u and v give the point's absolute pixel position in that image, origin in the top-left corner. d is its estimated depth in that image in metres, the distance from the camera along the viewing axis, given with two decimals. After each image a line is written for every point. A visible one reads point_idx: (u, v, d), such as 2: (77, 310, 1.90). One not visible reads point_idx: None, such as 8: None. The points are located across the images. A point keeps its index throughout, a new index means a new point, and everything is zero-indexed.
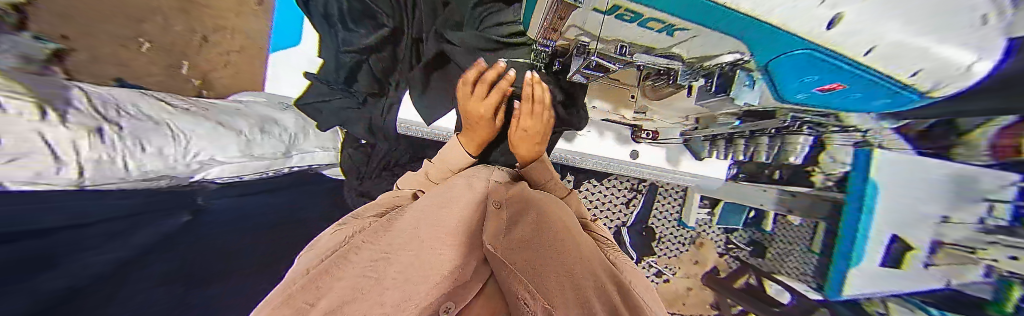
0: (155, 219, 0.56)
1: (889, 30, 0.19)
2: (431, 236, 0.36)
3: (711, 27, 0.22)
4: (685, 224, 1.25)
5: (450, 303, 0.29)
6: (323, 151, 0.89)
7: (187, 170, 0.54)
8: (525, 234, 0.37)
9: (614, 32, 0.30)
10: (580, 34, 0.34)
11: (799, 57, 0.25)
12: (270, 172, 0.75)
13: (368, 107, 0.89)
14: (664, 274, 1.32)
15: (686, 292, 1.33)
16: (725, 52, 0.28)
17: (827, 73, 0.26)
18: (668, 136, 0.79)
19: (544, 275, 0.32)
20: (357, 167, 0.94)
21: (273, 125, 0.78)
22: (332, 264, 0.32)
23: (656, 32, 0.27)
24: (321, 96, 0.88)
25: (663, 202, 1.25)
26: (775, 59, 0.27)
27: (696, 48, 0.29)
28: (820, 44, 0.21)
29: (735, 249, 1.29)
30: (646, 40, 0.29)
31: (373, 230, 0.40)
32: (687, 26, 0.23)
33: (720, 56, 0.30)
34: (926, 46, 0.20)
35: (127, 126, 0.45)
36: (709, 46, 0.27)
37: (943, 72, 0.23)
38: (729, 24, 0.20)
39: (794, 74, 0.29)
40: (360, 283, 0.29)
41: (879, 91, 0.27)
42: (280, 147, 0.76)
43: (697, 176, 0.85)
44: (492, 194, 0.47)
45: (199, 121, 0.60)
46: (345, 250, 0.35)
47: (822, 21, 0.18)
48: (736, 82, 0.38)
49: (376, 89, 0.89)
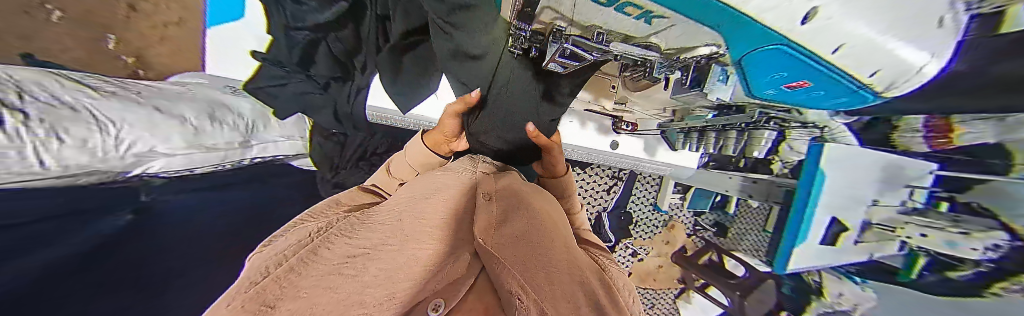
0: (78, 222, 0.43)
1: (854, 32, 0.19)
2: (399, 237, 0.30)
3: (690, 16, 0.21)
4: (659, 209, 1.34)
5: (440, 299, 0.20)
6: (287, 141, 0.82)
7: (121, 165, 0.48)
8: (517, 231, 0.34)
9: (591, 15, 0.29)
10: (554, 19, 0.32)
11: (766, 54, 0.25)
12: (226, 165, 0.68)
13: (331, 94, 0.83)
14: (638, 254, 1.42)
15: (657, 268, 1.44)
16: (703, 44, 0.29)
17: (793, 70, 0.27)
18: (646, 127, 0.80)
19: (535, 269, 0.27)
20: (329, 158, 0.88)
21: (225, 111, 0.69)
22: (297, 263, 0.24)
23: (633, 19, 0.26)
24: (277, 80, 0.81)
25: (641, 187, 1.32)
26: (745, 56, 0.27)
27: (673, 37, 0.30)
28: (790, 42, 0.21)
29: (701, 230, 1.38)
30: (626, 26, 0.29)
31: (347, 225, 0.35)
32: (664, 14, 0.22)
33: (696, 48, 0.31)
34: (887, 45, 0.21)
35: (32, 112, 0.36)
36: (687, 36, 0.28)
37: (897, 74, 0.25)
38: (706, 12, 0.20)
39: (763, 71, 0.30)
40: (331, 282, 0.21)
41: (841, 90, 0.29)
42: (235, 135, 0.68)
43: (669, 165, 0.90)
44: (481, 187, 0.47)
45: (128, 105, 0.51)
46: (312, 248, 0.28)
47: (795, 18, 0.18)
48: (709, 77, 0.40)
49: (340, 74, 0.81)
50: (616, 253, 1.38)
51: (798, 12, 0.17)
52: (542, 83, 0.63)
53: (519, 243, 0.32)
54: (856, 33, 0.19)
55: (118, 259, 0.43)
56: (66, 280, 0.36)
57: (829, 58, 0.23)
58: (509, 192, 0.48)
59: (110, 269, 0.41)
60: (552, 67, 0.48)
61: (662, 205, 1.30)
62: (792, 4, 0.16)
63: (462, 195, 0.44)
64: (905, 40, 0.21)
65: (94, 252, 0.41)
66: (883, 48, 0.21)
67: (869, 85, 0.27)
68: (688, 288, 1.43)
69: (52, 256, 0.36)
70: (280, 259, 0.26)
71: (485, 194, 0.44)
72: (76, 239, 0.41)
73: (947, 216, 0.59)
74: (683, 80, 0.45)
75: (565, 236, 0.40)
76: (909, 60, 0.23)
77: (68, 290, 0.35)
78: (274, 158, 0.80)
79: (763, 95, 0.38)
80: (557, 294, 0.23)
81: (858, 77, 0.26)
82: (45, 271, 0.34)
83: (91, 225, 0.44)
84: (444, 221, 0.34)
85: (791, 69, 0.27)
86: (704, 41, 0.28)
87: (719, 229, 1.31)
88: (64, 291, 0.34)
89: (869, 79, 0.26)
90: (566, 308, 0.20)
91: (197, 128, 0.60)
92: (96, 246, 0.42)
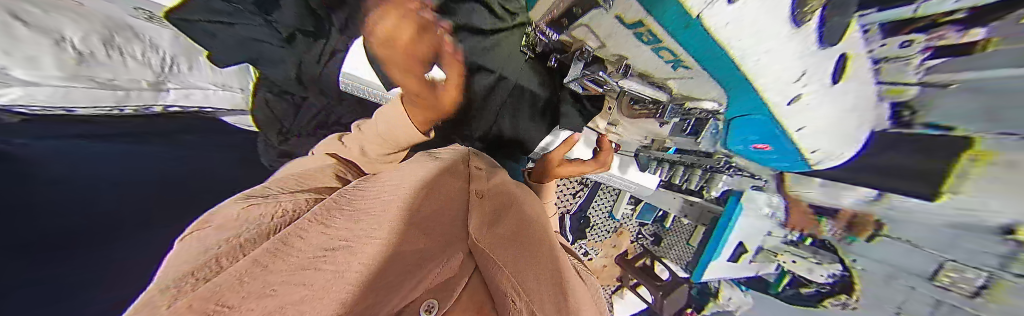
0: None
1: (815, 116, 0.31)
2: (401, 213, 0.29)
3: (709, 73, 0.33)
4: (613, 216, 1.49)
5: (434, 299, 0.20)
6: (221, 91, 0.67)
7: None
8: (508, 233, 0.35)
9: (621, 48, 0.39)
10: (586, 36, 0.42)
11: (751, 120, 0.38)
12: (129, 109, 0.52)
13: (296, 48, 0.67)
14: (589, 254, 1.56)
15: (602, 268, 1.60)
16: (708, 98, 0.40)
17: (765, 135, 0.40)
18: (626, 148, 0.89)
19: (524, 275, 0.28)
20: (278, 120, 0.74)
21: (131, 38, 0.53)
22: (267, 253, 0.20)
23: (663, 62, 0.37)
24: (217, 17, 0.59)
25: (602, 196, 1.44)
26: (737, 117, 0.39)
27: (687, 85, 0.40)
28: (775, 112, 0.33)
29: (641, 238, 1.57)
30: (647, 65, 0.40)
31: (326, 208, 0.30)
32: (691, 65, 0.33)
33: (702, 104, 0.42)
34: (828, 131, 0.33)
35: None
36: (695, 88, 0.39)
37: (828, 155, 0.38)
38: (726, 74, 0.32)
39: (744, 133, 0.43)
40: (306, 279, 0.17)
41: (789, 157, 0.43)
42: (145, 74, 0.55)
43: (636, 184, 0.99)
44: (474, 181, 0.45)
45: None
46: (280, 234, 0.24)
47: (784, 93, 0.29)
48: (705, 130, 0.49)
49: (310, 28, 0.66)
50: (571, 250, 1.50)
51: (787, 87, 0.29)
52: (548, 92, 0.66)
53: (509, 247, 0.32)
54: (818, 116, 0.31)
55: None
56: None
57: (794, 131, 0.36)
58: (502, 193, 0.47)
59: None
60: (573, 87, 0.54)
61: (617, 212, 1.45)
62: (799, 58, 0.26)
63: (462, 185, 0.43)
64: (840, 129, 0.33)
65: None
66: (825, 136, 0.35)
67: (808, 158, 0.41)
68: (623, 286, 1.63)
69: None
70: (231, 246, 0.21)
71: (478, 191, 0.43)
72: None
73: None
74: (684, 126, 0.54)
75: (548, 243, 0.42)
76: (830, 148, 0.36)
77: None
78: (198, 110, 0.64)
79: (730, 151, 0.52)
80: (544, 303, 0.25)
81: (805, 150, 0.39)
82: None
83: None
84: (433, 214, 0.33)
85: (765, 138, 0.41)
86: (709, 94, 0.39)
87: None
88: None
89: (812, 153, 0.39)
90: None
91: (87, 55, 0.47)
92: None
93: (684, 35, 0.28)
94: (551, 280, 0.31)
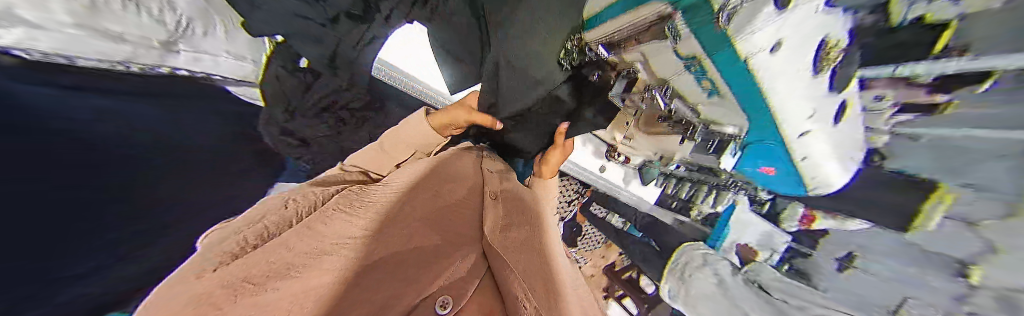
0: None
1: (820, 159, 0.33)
2: (412, 217, 0.29)
3: (743, 106, 0.32)
4: None
5: (447, 296, 0.20)
6: (234, 61, 0.63)
7: None
8: (518, 235, 0.34)
9: (670, 73, 0.37)
10: (637, 60, 0.40)
11: (763, 147, 0.39)
12: (133, 66, 0.45)
13: (337, 31, 0.67)
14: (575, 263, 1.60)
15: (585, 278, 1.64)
16: (731, 123, 0.39)
17: (775, 163, 0.41)
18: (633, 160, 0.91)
19: (532, 277, 0.28)
20: (286, 96, 0.74)
21: None
22: (289, 238, 0.22)
23: (701, 90, 0.36)
24: None
25: None
26: (753, 143, 0.40)
27: (716, 111, 0.39)
28: (784, 145, 0.34)
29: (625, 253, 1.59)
30: (684, 86, 0.38)
31: (345, 199, 0.31)
32: (726, 93, 0.32)
33: (723, 125, 0.41)
34: (826, 173, 0.36)
35: None
36: (723, 114, 0.38)
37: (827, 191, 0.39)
38: (752, 107, 0.31)
39: (754, 158, 0.44)
40: (320, 269, 0.18)
41: (794, 190, 0.44)
42: (159, 32, 0.48)
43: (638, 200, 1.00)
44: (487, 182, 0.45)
45: None
46: (306, 222, 0.25)
47: (797, 133, 0.30)
48: (726, 151, 0.48)
49: (358, 12, 0.64)
50: None
51: (801, 129, 0.30)
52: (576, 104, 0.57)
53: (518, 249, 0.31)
54: (825, 159, 0.33)
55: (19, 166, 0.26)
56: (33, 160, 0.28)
57: (805, 176, 0.38)
58: (514, 197, 0.46)
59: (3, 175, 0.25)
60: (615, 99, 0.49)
61: None
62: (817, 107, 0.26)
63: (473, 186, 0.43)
64: (846, 168, 0.34)
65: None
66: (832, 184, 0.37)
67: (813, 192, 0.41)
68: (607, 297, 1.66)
69: None
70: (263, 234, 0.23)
71: (492, 192, 0.41)
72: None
73: None
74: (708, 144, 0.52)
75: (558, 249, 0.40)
76: (834, 175, 0.35)
77: None
78: (205, 76, 0.58)
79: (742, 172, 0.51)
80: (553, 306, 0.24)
81: (805, 176, 0.38)
82: None
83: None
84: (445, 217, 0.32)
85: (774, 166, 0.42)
86: (732, 122, 0.39)
87: None
88: None
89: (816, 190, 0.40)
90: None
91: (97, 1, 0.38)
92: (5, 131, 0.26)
93: (728, 65, 0.27)
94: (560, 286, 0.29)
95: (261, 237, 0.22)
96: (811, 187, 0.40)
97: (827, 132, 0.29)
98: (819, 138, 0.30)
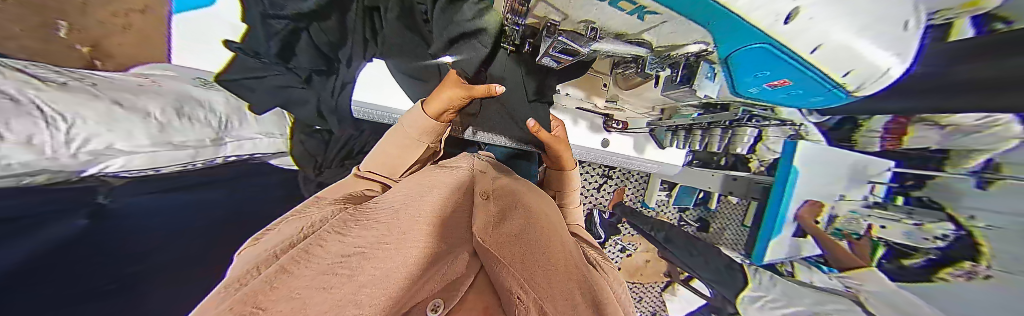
0: (36, 217, 0.33)
1: (833, 36, 0.23)
2: (408, 224, 0.30)
3: (681, 10, 0.27)
4: (647, 205, 1.37)
5: (439, 298, 0.19)
6: (267, 138, 0.75)
7: (73, 163, 0.38)
8: (514, 229, 0.33)
9: (584, 13, 0.38)
10: (550, 12, 0.42)
11: (755, 54, 0.31)
12: (197, 163, 0.59)
13: (314, 88, 0.83)
14: (627, 250, 1.48)
15: (644, 264, 1.49)
16: (691, 41, 0.37)
17: (778, 68, 0.32)
18: (636, 126, 0.95)
19: (533, 268, 0.26)
20: (313, 155, 0.86)
21: (195, 106, 0.60)
22: (290, 261, 0.22)
23: (630, 15, 0.34)
24: (252, 73, 0.78)
25: (631, 184, 1.39)
26: (740, 48, 0.31)
27: (663, 34, 0.38)
28: (773, 40, 0.26)
29: (685, 226, 1.37)
30: (618, 24, 0.38)
31: (340, 222, 0.33)
32: (658, 9, 0.29)
33: (685, 45, 0.40)
34: (863, 51, 0.25)
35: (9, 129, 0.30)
36: (675, 33, 0.36)
37: (869, 74, 0.28)
38: (712, 13, 0.25)
39: (751, 70, 0.35)
40: (325, 283, 0.18)
41: (818, 89, 0.34)
42: (207, 132, 0.60)
43: (658, 163, 1.05)
44: (478, 185, 0.45)
45: (82, 97, 0.41)
46: (304, 244, 0.27)
47: (780, 16, 0.22)
48: (698, 74, 0.48)
49: (322, 67, 0.81)
50: (607, 249, 1.45)
51: (783, 9, 0.21)
52: (533, 81, 0.75)
53: (514, 242, 0.30)
54: (833, 35, 0.23)
55: (72, 268, 0.33)
56: (95, 251, 0.37)
57: (825, 68, 0.28)
58: (507, 193, 0.45)
59: (67, 276, 0.32)
60: (546, 61, 0.58)
61: (650, 201, 1.34)
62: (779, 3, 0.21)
63: (463, 191, 0.42)
64: (887, 43, 0.25)
65: (51, 259, 0.31)
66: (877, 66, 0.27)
67: (842, 85, 0.31)
68: (675, 282, 1.47)
69: (29, 247, 0.30)
70: (272, 255, 0.25)
71: (482, 192, 0.41)
72: (43, 234, 0.32)
73: (905, 208, 0.61)
74: (676, 77, 0.52)
75: (563, 244, 0.38)
76: (879, 64, 0.26)
77: (49, 288, 0.29)
78: (249, 157, 0.72)
79: (745, 92, 0.45)
80: (556, 297, 0.23)
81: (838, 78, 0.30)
82: (22, 264, 0.28)
83: (52, 225, 0.34)
84: (439, 218, 0.31)
85: (782, 72, 0.32)
86: (693, 37, 0.36)
87: (703, 223, 1.31)
88: (47, 288, 0.29)
89: (845, 78, 0.29)
90: (565, 307, 0.21)
91: (164, 123, 0.51)
92: (61, 241, 0.33)
93: None
94: (563, 279, 0.28)
95: (275, 254, 0.25)
96: (839, 79, 0.30)
97: (820, 7, 0.20)
98: (820, 12, 0.21)
